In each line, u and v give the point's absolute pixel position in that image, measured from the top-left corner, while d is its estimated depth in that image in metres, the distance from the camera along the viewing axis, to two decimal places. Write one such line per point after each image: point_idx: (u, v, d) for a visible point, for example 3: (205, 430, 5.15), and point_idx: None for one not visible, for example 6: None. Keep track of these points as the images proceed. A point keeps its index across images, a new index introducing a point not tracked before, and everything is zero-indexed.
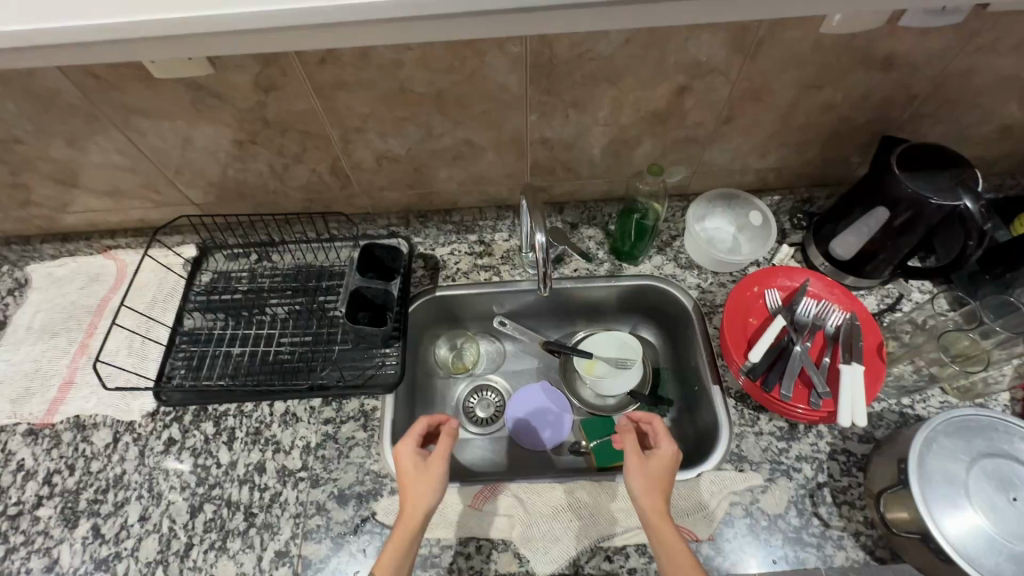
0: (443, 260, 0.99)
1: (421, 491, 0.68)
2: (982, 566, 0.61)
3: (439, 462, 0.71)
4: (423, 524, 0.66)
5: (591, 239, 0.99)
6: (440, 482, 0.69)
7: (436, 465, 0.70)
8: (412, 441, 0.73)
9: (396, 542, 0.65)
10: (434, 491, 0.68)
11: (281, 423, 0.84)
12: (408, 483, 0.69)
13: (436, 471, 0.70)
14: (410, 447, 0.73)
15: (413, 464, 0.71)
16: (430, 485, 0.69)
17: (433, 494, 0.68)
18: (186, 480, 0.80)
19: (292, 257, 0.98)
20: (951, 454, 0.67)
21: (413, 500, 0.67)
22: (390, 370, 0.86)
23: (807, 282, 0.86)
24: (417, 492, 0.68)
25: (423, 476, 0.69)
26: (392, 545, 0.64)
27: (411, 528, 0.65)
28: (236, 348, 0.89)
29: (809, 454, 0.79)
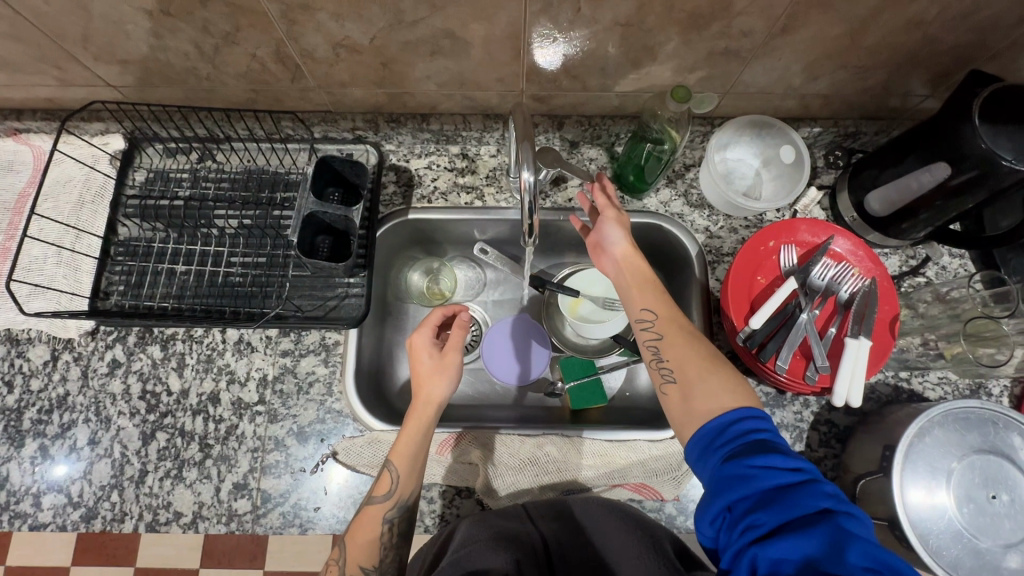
0: (418, 175, 0.85)
1: (436, 379, 0.70)
2: (942, 558, 0.60)
3: (455, 353, 0.72)
4: (437, 412, 0.69)
5: (593, 161, 0.85)
6: (455, 374, 0.71)
7: (452, 356, 0.72)
8: (426, 334, 0.73)
9: (410, 431, 0.67)
10: (452, 379, 0.70)
11: (236, 351, 0.77)
12: (423, 373, 0.70)
13: (451, 360, 0.71)
14: (424, 338, 0.73)
15: (429, 353, 0.72)
16: (446, 373, 0.71)
17: (449, 383, 0.70)
18: (135, 407, 0.75)
19: (241, 159, 0.84)
20: (941, 447, 0.64)
21: (428, 387, 0.69)
22: (355, 302, 0.78)
23: (830, 240, 0.76)
24: (432, 381, 0.69)
25: (438, 366, 0.71)
26: (410, 432, 0.67)
27: (426, 413, 0.68)
28: (181, 266, 0.79)
29: (791, 422, 0.75)
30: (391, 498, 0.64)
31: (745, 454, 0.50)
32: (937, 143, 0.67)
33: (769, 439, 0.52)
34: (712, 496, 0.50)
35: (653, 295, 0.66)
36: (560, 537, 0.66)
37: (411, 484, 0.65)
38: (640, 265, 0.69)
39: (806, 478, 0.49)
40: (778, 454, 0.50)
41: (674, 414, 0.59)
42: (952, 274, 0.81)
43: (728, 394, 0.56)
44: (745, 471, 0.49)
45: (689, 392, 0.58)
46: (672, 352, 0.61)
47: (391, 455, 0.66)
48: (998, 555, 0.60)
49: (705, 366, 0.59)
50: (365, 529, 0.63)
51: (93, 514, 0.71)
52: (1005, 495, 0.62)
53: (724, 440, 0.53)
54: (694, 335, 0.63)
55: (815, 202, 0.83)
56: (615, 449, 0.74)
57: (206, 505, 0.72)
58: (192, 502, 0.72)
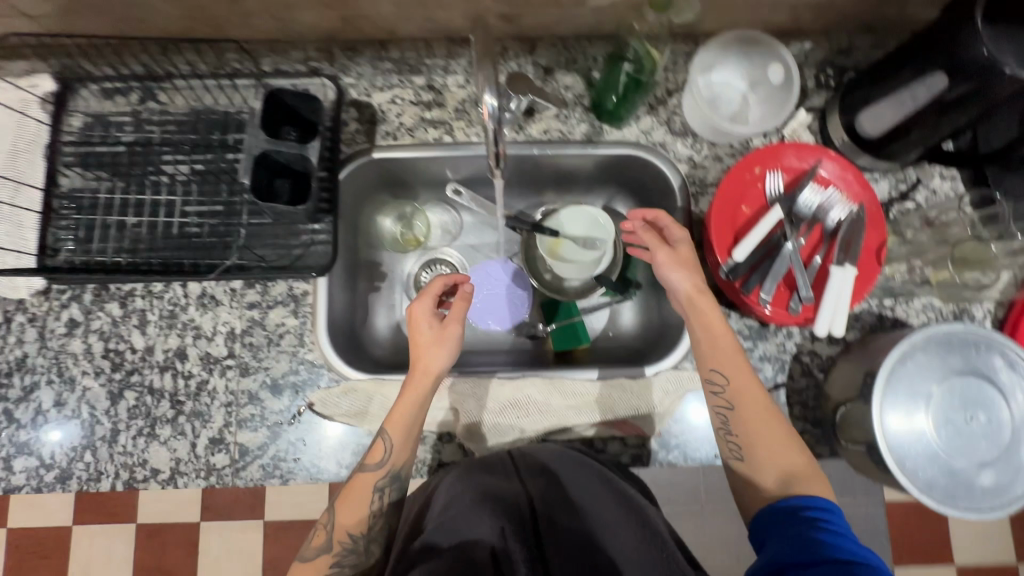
0: (381, 111, 0.79)
1: (435, 350, 0.66)
2: (917, 479, 0.61)
3: (456, 325, 0.68)
4: (433, 384, 0.66)
5: (568, 90, 0.79)
6: (455, 344, 0.67)
7: (452, 326, 0.68)
8: (427, 303, 0.68)
9: (406, 400, 0.64)
10: (449, 350, 0.66)
11: (199, 306, 0.74)
12: (421, 344, 0.66)
13: (452, 333, 0.67)
14: (424, 307, 0.68)
15: (428, 324, 0.67)
16: (445, 346, 0.66)
17: (447, 355, 0.66)
18: (99, 366, 0.72)
19: (186, 99, 0.77)
20: (921, 372, 0.63)
21: (425, 358, 0.66)
22: (321, 250, 0.74)
23: (818, 165, 0.71)
24: (428, 352, 0.66)
25: (438, 337, 0.66)
26: (406, 403, 0.64)
27: (423, 384, 0.65)
28: (132, 218, 0.74)
29: (774, 354, 0.75)
30: (384, 466, 0.63)
31: (803, 530, 0.53)
32: (934, 52, 0.62)
33: (832, 526, 0.53)
34: (768, 553, 0.52)
35: (726, 358, 0.63)
36: (545, 492, 0.64)
37: (405, 453, 0.64)
38: (706, 307, 0.65)
39: (861, 561, 0.50)
40: (835, 536, 0.52)
41: (738, 489, 0.61)
42: (942, 198, 0.78)
43: (797, 481, 0.58)
44: (800, 543, 0.51)
45: (758, 472, 0.60)
46: (741, 427, 0.62)
47: (385, 424, 0.65)
48: (972, 473, 0.61)
49: (778, 436, 0.60)
50: (356, 493, 0.62)
51: (67, 475, 0.70)
52: (983, 416, 0.62)
53: (788, 519, 0.55)
54: (766, 401, 0.62)
55: (804, 126, 0.79)
56: (596, 389, 0.73)
57: (184, 461, 0.71)
58: (168, 458, 0.71)
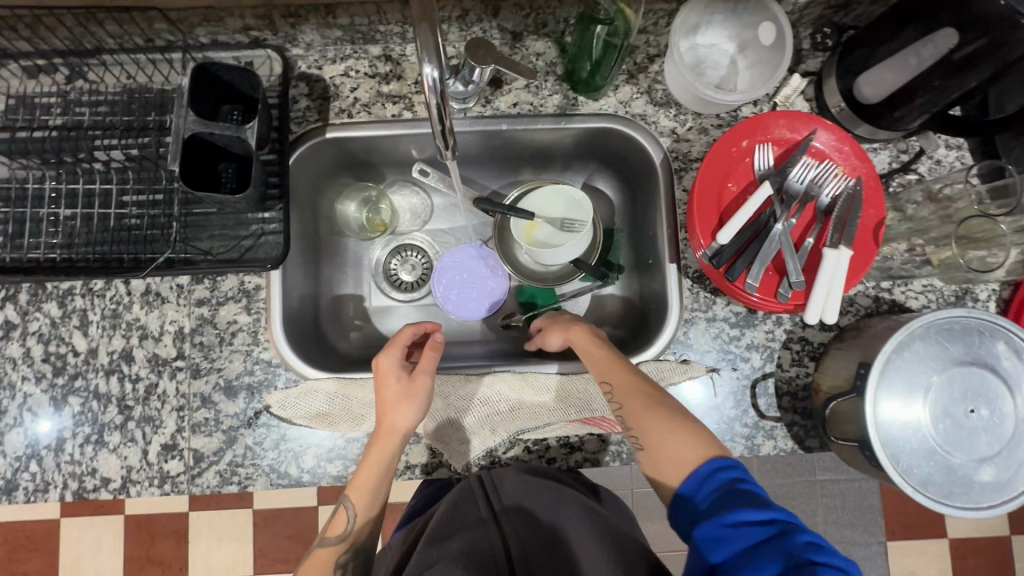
0: (334, 85, 0.72)
1: (402, 408, 0.62)
2: (912, 476, 0.57)
3: (424, 377, 0.63)
4: (401, 442, 0.62)
5: (539, 57, 0.72)
6: (425, 399, 0.63)
7: (420, 379, 0.63)
8: (394, 352, 0.65)
9: (370, 462, 0.61)
10: (418, 407, 0.62)
11: (144, 304, 0.68)
12: (387, 400, 0.62)
13: (419, 389, 0.62)
14: (391, 359, 0.65)
15: (395, 374, 0.63)
16: (412, 403, 0.62)
17: (416, 412, 0.62)
18: (40, 371, 0.67)
19: (117, 76, 0.70)
20: (920, 362, 0.58)
21: (390, 417, 0.61)
22: (273, 241, 0.68)
23: (812, 135, 0.65)
24: (395, 409, 0.61)
25: (406, 392, 0.62)
26: (368, 467, 0.61)
27: (387, 444, 0.61)
28: (64, 210, 0.68)
29: (762, 343, 0.70)
30: (344, 540, 0.61)
31: (721, 510, 0.48)
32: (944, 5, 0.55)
33: (745, 491, 0.48)
34: (698, 553, 0.47)
35: (612, 370, 0.62)
36: (522, 536, 0.59)
37: (369, 520, 0.61)
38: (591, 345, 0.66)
39: (780, 530, 0.45)
40: (751, 507, 0.47)
41: (657, 489, 0.55)
42: (946, 169, 0.72)
43: (687, 455, 0.53)
44: (719, 534, 0.46)
45: (656, 463, 0.55)
46: (636, 425, 0.58)
47: (348, 488, 0.62)
48: (970, 470, 0.57)
49: (660, 415, 0.56)
50: (315, 572, 0.60)
51: (13, 487, 0.66)
52: (985, 409, 0.58)
53: (704, 496, 0.50)
54: (653, 391, 0.59)
55: (797, 93, 0.72)
56: (572, 383, 0.68)
57: (136, 469, 0.67)
58: (119, 467, 0.67)
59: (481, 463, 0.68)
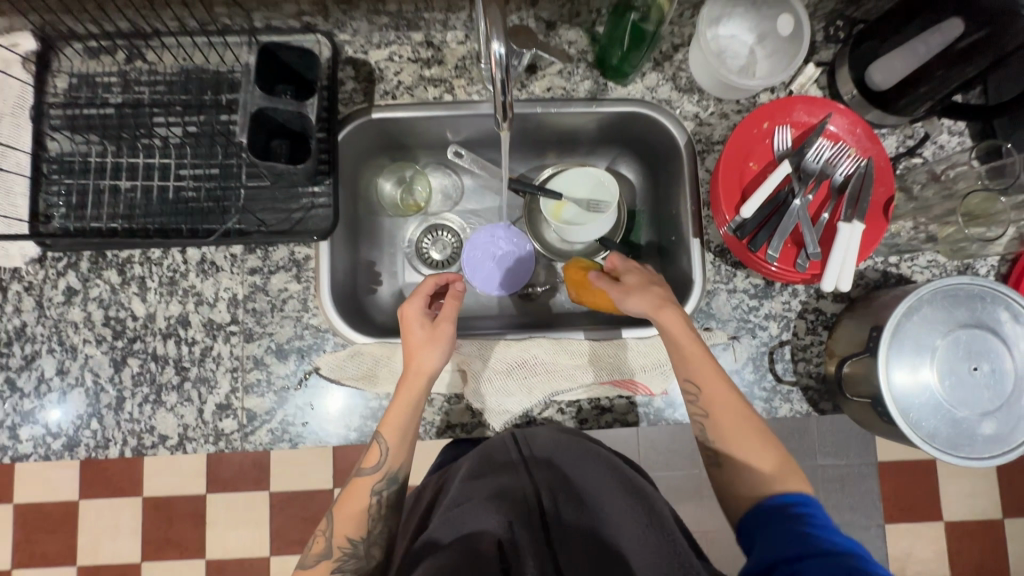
0: (379, 69, 0.76)
1: (428, 350, 0.66)
2: (920, 429, 0.62)
3: (447, 323, 0.68)
4: (428, 384, 0.66)
5: (571, 44, 0.77)
6: (449, 342, 0.67)
7: (444, 325, 0.68)
8: (418, 302, 0.69)
9: (400, 403, 0.65)
10: (442, 349, 0.66)
11: (200, 272, 0.72)
12: (414, 344, 0.67)
13: (443, 332, 0.67)
14: (416, 307, 0.69)
15: (420, 322, 0.68)
16: (437, 346, 0.66)
17: (441, 354, 0.66)
18: (100, 334, 0.71)
19: (174, 57, 0.74)
20: (928, 325, 0.63)
21: (417, 359, 0.66)
22: (321, 214, 0.72)
23: (827, 119, 0.70)
24: (421, 352, 0.66)
25: (430, 337, 0.67)
26: (399, 406, 0.65)
27: (416, 385, 0.65)
28: (125, 182, 0.72)
29: (779, 313, 0.75)
30: (379, 471, 0.64)
31: (797, 526, 0.53)
32: None
33: (824, 524, 0.53)
34: (767, 549, 0.52)
35: (700, 365, 0.64)
36: (551, 486, 0.65)
37: (401, 455, 0.65)
38: (677, 321, 0.66)
39: (858, 554, 0.49)
40: (831, 531, 0.52)
41: (727, 496, 0.62)
42: (949, 153, 0.77)
43: (777, 480, 0.59)
44: (796, 540, 0.51)
45: (737, 475, 0.61)
46: (720, 433, 0.63)
47: (380, 428, 0.66)
48: (974, 422, 0.62)
49: (755, 438, 0.61)
50: (354, 500, 0.64)
51: (75, 443, 0.70)
52: (986, 366, 0.63)
53: (782, 517, 0.55)
54: (742, 405, 0.63)
55: (812, 81, 0.77)
56: (603, 349, 0.73)
57: (192, 427, 0.70)
58: (176, 425, 0.70)
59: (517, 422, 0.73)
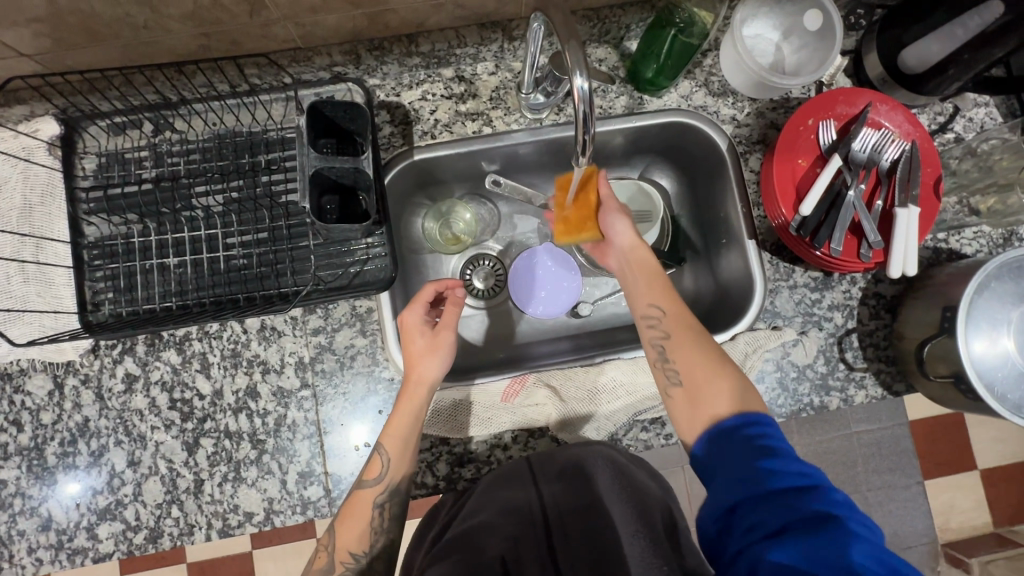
0: (414, 109, 0.75)
1: (429, 360, 0.67)
2: (1006, 401, 0.63)
3: (447, 332, 0.69)
4: (429, 393, 0.66)
5: (602, 62, 0.77)
6: (449, 352, 0.68)
7: (444, 334, 0.68)
8: (418, 310, 0.69)
9: (403, 412, 0.65)
10: (443, 358, 0.67)
11: (262, 340, 0.71)
12: (415, 353, 0.67)
13: (443, 340, 0.68)
14: (415, 316, 0.69)
15: (420, 328, 0.68)
16: (436, 356, 0.67)
17: (443, 363, 0.67)
18: (168, 418, 0.69)
19: (205, 123, 0.72)
20: (998, 299, 0.65)
21: (417, 367, 0.66)
22: (379, 264, 0.71)
23: (868, 108, 0.71)
24: (422, 361, 0.66)
25: (431, 345, 0.67)
26: (400, 414, 0.65)
27: (417, 395, 0.66)
28: (172, 259, 0.70)
29: (841, 302, 0.76)
30: (381, 483, 0.63)
31: (751, 457, 0.52)
32: None
33: (773, 445, 0.53)
34: (722, 491, 0.52)
35: (658, 292, 0.67)
36: (559, 501, 0.68)
37: (403, 467, 0.64)
38: (646, 256, 0.71)
39: (813, 483, 0.50)
40: (784, 458, 0.51)
41: (678, 417, 0.61)
42: (978, 126, 0.79)
43: (734, 399, 0.58)
44: (750, 477, 0.51)
45: (693, 395, 0.60)
46: (678, 355, 0.62)
47: (380, 437, 0.65)
48: None
49: (712, 364, 0.61)
50: (356, 511, 0.63)
51: (158, 534, 0.67)
52: None
53: (728, 449, 0.54)
54: (701, 332, 0.64)
55: (840, 71, 0.79)
56: None
57: (277, 499, 0.68)
58: (260, 500, 0.68)
59: None
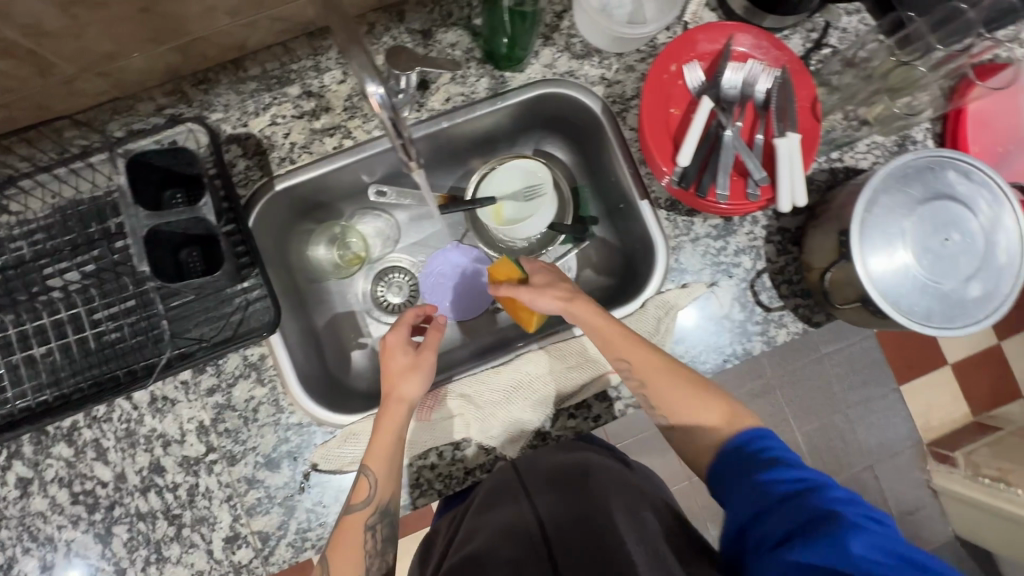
0: (266, 137, 0.70)
1: (408, 379, 0.66)
2: (914, 315, 0.62)
3: (432, 353, 0.68)
4: (407, 414, 0.65)
5: (456, 47, 0.72)
6: (430, 372, 0.67)
7: (428, 355, 0.68)
8: (401, 331, 0.68)
9: (385, 432, 0.63)
10: (423, 379, 0.66)
11: (155, 412, 0.67)
12: (395, 371, 0.66)
13: (426, 361, 0.67)
14: (398, 336, 0.68)
15: (404, 353, 0.67)
16: (419, 374, 0.66)
17: (423, 384, 0.66)
18: (74, 514, 0.65)
19: (41, 199, 0.66)
20: (891, 212, 0.63)
21: (399, 386, 0.65)
22: (261, 306, 0.67)
23: (730, 41, 0.67)
24: (404, 381, 0.65)
25: (412, 364, 0.67)
26: (382, 437, 0.63)
27: (398, 414, 0.64)
28: (37, 349, 0.65)
29: (747, 245, 0.73)
30: (369, 505, 0.62)
31: (753, 470, 0.53)
32: None
33: (776, 454, 0.54)
34: (733, 512, 0.52)
35: (624, 344, 0.65)
36: (557, 512, 0.60)
37: (389, 486, 0.63)
38: (584, 313, 0.67)
39: (813, 484, 0.50)
40: (784, 466, 0.52)
41: (683, 451, 0.62)
42: (853, 35, 0.77)
43: (716, 425, 0.59)
44: (757, 490, 0.51)
45: (686, 428, 0.61)
46: (657, 397, 0.63)
47: (364, 459, 0.63)
48: (960, 290, 0.62)
49: (689, 388, 0.62)
50: (343, 537, 0.60)
51: None
52: (957, 234, 0.62)
53: (739, 465, 0.55)
54: (676, 366, 0.64)
55: (703, 6, 0.75)
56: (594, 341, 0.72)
57: (207, 570, 0.66)
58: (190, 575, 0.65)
59: (533, 443, 0.70)
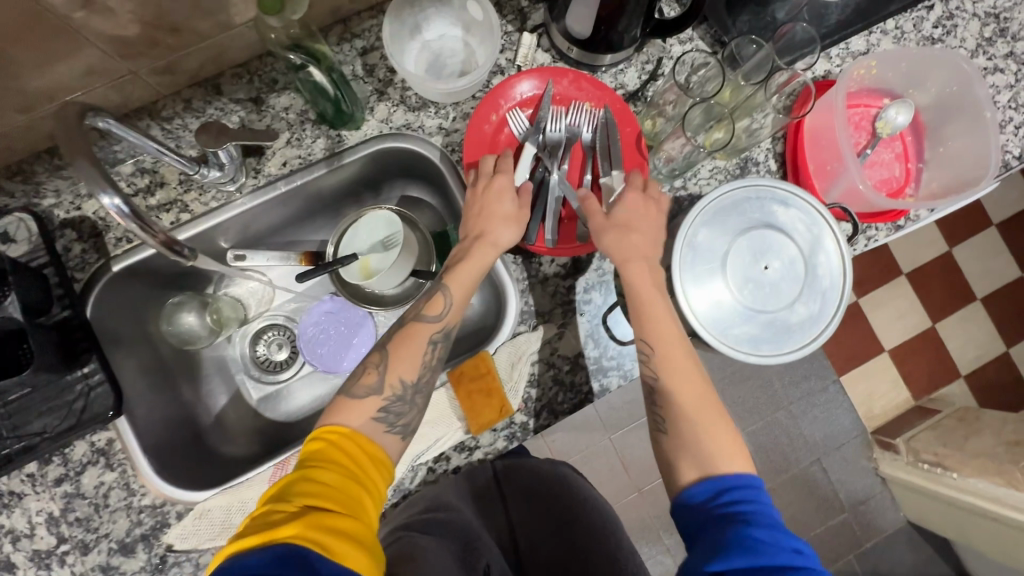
0: (100, 218, 0.70)
1: (506, 225, 0.66)
2: (742, 345, 0.62)
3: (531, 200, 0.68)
4: (495, 257, 0.66)
5: (290, 109, 0.72)
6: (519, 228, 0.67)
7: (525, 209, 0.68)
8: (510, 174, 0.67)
9: (474, 260, 0.65)
10: (520, 229, 0.67)
11: (3, 507, 0.66)
12: (499, 213, 0.66)
13: (516, 211, 0.67)
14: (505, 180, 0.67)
15: (507, 187, 0.67)
16: (506, 224, 0.66)
17: (516, 234, 0.66)
18: None
19: None
20: (709, 246, 0.64)
21: (491, 227, 0.66)
22: (104, 391, 0.67)
23: (549, 86, 0.69)
24: (500, 225, 0.66)
25: (515, 212, 0.67)
26: (472, 264, 0.64)
27: (484, 254, 0.65)
28: None
29: (597, 282, 0.74)
30: (442, 319, 0.62)
31: (738, 524, 0.49)
32: None
33: (753, 511, 0.50)
34: (706, 556, 0.48)
35: (676, 354, 0.59)
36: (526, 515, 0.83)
37: (463, 312, 0.64)
38: (660, 312, 0.61)
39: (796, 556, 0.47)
40: (767, 526, 0.49)
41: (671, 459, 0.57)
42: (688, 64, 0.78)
43: (731, 457, 0.55)
44: (746, 540, 0.47)
45: (687, 441, 0.56)
46: (676, 391, 0.58)
47: (445, 278, 0.64)
48: (785, 315, 0.63)
49: (712, 416, 0.57)
50: (409, 340, 0.61)
51: None
52: (776, 261, 0.63)
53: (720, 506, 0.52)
54: (710, 396, 0.59)
55: (534, 49, 0.75)
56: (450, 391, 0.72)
57: None
58: None
59: (395, 501, 0.71)
